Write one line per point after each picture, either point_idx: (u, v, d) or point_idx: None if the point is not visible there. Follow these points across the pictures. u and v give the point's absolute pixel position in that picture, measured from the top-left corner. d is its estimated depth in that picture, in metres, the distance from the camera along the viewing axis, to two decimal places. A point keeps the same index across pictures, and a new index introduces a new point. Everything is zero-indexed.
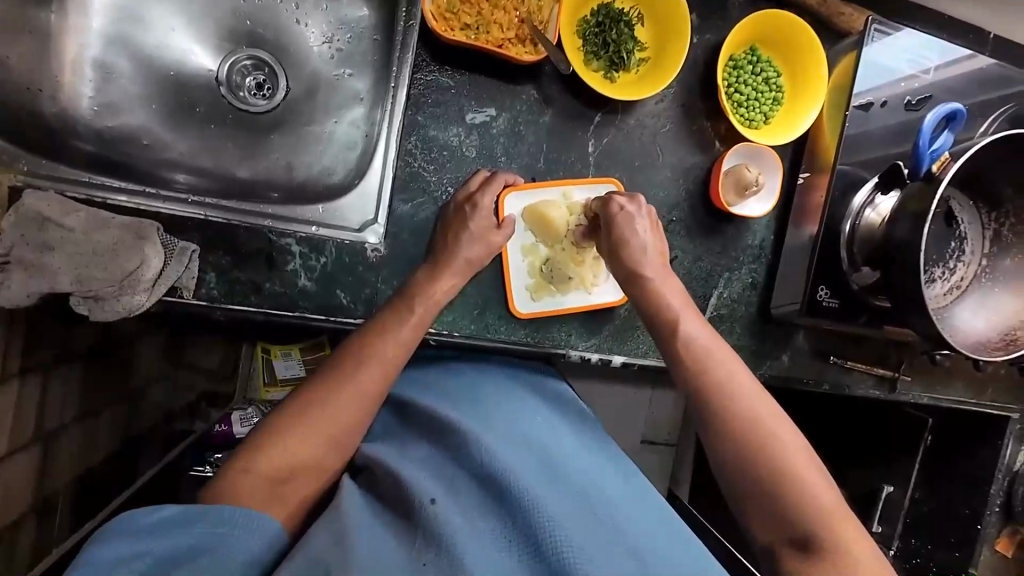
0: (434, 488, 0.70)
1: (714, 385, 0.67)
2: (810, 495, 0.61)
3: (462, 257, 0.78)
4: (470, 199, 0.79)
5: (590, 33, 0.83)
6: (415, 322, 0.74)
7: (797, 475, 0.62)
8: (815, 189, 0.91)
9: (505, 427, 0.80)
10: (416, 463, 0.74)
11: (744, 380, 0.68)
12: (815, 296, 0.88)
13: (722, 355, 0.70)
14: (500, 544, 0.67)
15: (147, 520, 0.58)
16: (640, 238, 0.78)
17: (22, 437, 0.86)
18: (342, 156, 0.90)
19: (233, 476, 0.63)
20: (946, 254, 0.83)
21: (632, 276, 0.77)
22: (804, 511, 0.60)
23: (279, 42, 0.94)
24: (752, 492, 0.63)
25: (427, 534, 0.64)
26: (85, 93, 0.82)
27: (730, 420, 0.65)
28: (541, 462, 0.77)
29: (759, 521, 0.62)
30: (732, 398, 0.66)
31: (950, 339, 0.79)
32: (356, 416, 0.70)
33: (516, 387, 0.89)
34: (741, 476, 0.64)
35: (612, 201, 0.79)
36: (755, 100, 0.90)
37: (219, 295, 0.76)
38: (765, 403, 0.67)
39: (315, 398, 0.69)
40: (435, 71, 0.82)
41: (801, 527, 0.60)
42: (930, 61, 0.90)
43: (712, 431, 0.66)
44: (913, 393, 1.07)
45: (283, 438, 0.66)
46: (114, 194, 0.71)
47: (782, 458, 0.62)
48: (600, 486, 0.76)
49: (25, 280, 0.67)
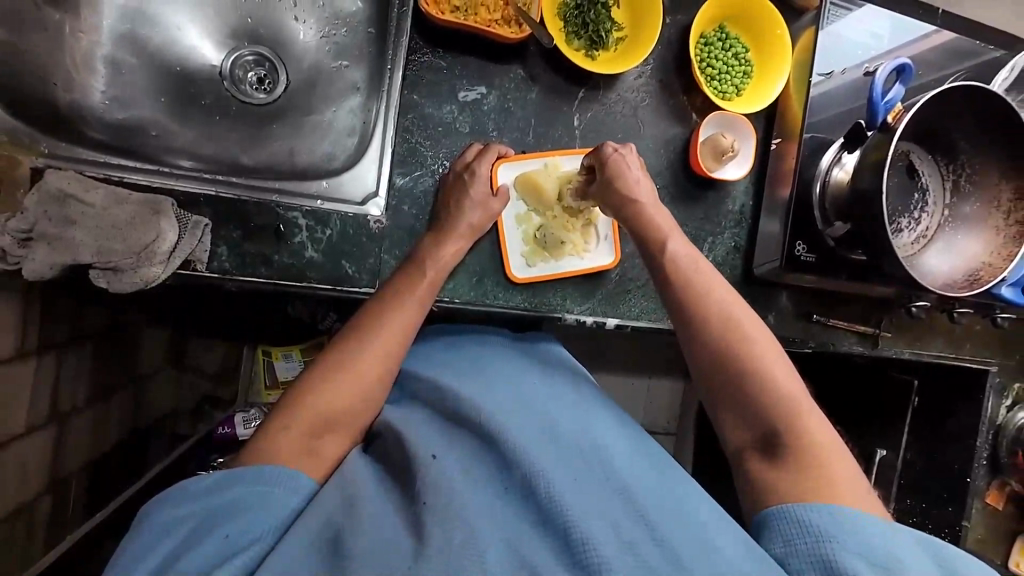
0: (435, 445, 0.72)
1: (708, 316, 0.74)
2: (789, 406, 0.67)
3: (463, 222, 0.83)
4: (468, 168, 0.85)
5: (570, 15, 0.90)
6: (427, 285, 0.79)
7: (779, 389, 0.69)
8: (785, 155, 0.97)
9: (506, 391, 0.82)
10: (421, 427, 0.76)
11: (736, 311, 0.74)
12: (793, 251, 0.94)
13: (714, 288, 0.76)
14: (499, 496, 0.66)
15: (195, 485, 0.61)
16: (634, 175, 0.84)
17: (39, 414, 0.89)
18: (342, 141, 0.95)
19: (270, 437, 0.65)
20: (910, 206, 0.90)
21: (625, 204, 0.83)
22: (780, 416, 0.67)
23: (279, 38, 1.00)
24: (737, 404, 0.70)
25: (425, 484, 0.65)
26: (97, 87, 0.87)
27: (724, 344, 0.72)
28: (545, 419, 0.77)
29: (734, 423, 0.70)
30: (732, 332, 0.72)
31: (920, 280, 0.84)
32: (379, 374, 0.73)
33: (516, 357, 0.91)
34: (728, 393, 0.71)
35: (604, 146, 0.86)
36: (726, 74, 0.97)
37: (230, 267, 0.80)
38: (755, 328, 0.73)
39: (341, 361, 0.72)
40: (428, 53, 0.88)
41: (774, 430, 0.67)
42: (885, 32, 0.98)
43: (705, 361, 0.73)
44: (897, 348, 1.12)
45: (314, 398, 0.69)
46: (130, 172, 0.76)
47: (767, 375, 0.69)
48: (598, 439, 0.75)
49: (48, 253, 0.71)
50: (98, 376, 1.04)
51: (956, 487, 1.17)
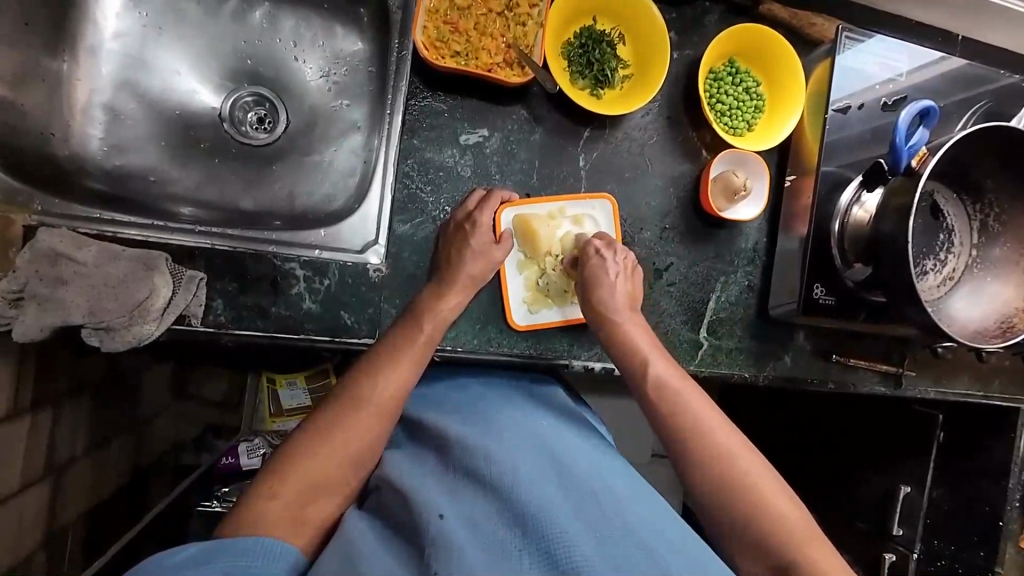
0: (441, 503, 0.67)
1: (695, 449, 0.72)
2: (785, 530, 0.66)
3: (465, 272, 0.80)
4: (470, 218, 0.82)
5: (574, 54, 0.88)
6: (425, 341, 0.76)
7: (776, 515, 0.67)
8: (801, 192, 0.93)
9: (512, 435, 0.79)
10: (422, 477, 0.72)
11: (724, 437, 0.73)
12: (811, 294, 0.90)
13: (701, 416, 0.74)
14: (506, 554, 0.62)
15: (171, 560, 0.56)
16: (611, 281, 0.83)
17: (32, 470, 0.87)
18: (342, 183, 0.93)
19: (257, 503, 0.63)
20: (935, 247, 0.85)
21: (603, 320, 0.82)
22: (785, 547, 0.65)
23: (278, 78, 0.98)
24: (743, 539, 0.68)
25: (432, 549, 0.60)
26: (95, 135, 0.85)
27: (722, 480, 0.70)
28: (552, 465, 0.74)
29: (744, 556, 0.68)
30: (720, 461, 0.71)
31: (947, 329, 0.81)
32: (375, 430, 0.71)
33: (520, 397, 0.88)
34: (726, 527, 0.69)
35: (589, 244, 0.86)
36: (736, 109, 0.93)
37: (226, 321, 0.78)
38: (744, 453, 0.72)
39: (335, 421, 0.69)
40: (429, 97, 0.85)
41: (785, 563, 0.65)
42: (902, 64, 0.94)
43: (697, 486, 0.71)
44: (920, 388, 1.05)
45: (307, 460, 0.66)
46: (125, 228, 0.74)
47: (761, 504, 0.68)
48: (608, 483, 0.73)
49: (39, 315, 0.69)
50: (97, 423, 1.03)
51: (986, 531, 1.11)
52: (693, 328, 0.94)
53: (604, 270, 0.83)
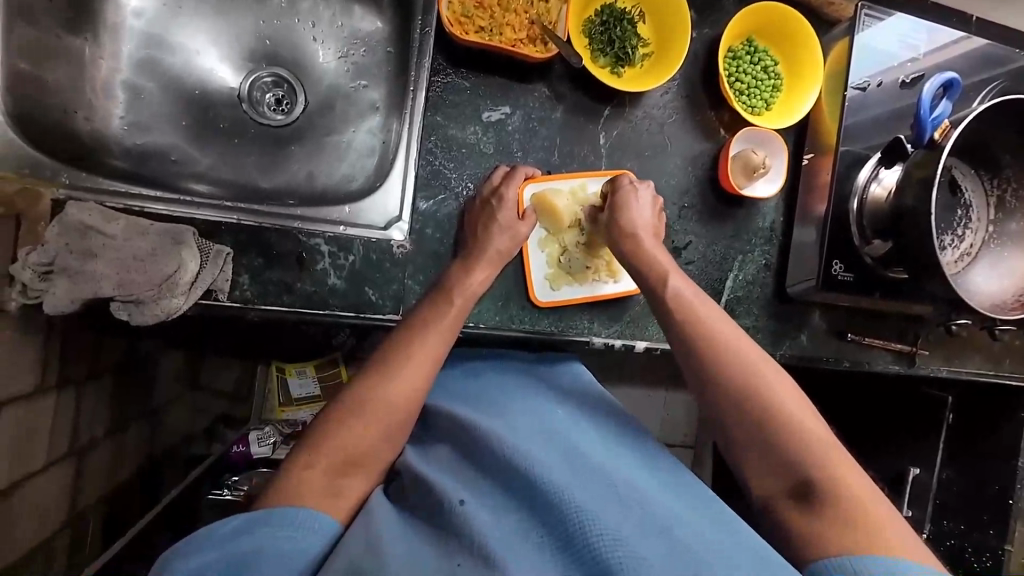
0: (460, 489, 0.68)
1: (721, 363, 0.71)
2: (808, 439, 0.65)
3: (491, 248, 0.80)
4: (495, 194, 0.83)
5: (596, 32, 0.88)
6: (455, 315, 0.76)
7: (797, 424, 0.66)
8: (819, 170, 0.94)
9: (526, 421, 0.79)
10: (443, 466, 0.73)
11: (752, 355, 0.72)
12: (829, 271, 0.90)
13: (728, 335, 0.73)
14: (530, 540, 0.63)
15: (219, 530, 0.58)
16: (642, 208, 0.84)
17: (57, 450, 0.87)
18: (362, 162, 0.93)
19: (293, 478, 0.63)
20: (953, 222, 0.86)
21: (630, 237, 0.82)
22: (806, 456, 0.64)
23: (297, 58, 0.98)
24: (761, 451, 0.67)
25: (454, 535, 0.62)
26: (117, 113, 0.86)
27: (748, 391, 0.69)
28: (569, 450, 0.74)
29: (760, 468, 0.67)
30: (745, 372, 0.70)
31: (967, 302, 0.81)
32: (406, 407, 0.71)
33: (533, 384, 0.88)
34: (748, 443, 0.68)
35: (622, 177, 0.86)
36: (755, 88, 0.94)
37: (252, 297, 0.78)
38: (770, 368, 0.71)
39: (365, 398, 0.69)
40: (451, 74, 0.86)
41: (805, 475, 0.64)
42: (920, 42, 0.94)
43: (718, 396, 0.71)
44: (933, 367, 1.06)
45: (338, 437, 0.66)
46: (151, 203, 0.74)
47: (786, 415, 0.67)
48: (628, 472, 0.72)
49: (69, 287, 0.69)
50: (117, 405, 1.03)
51: (997, 509, 1.12)
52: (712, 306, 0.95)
53: (633, 197, 0.84)
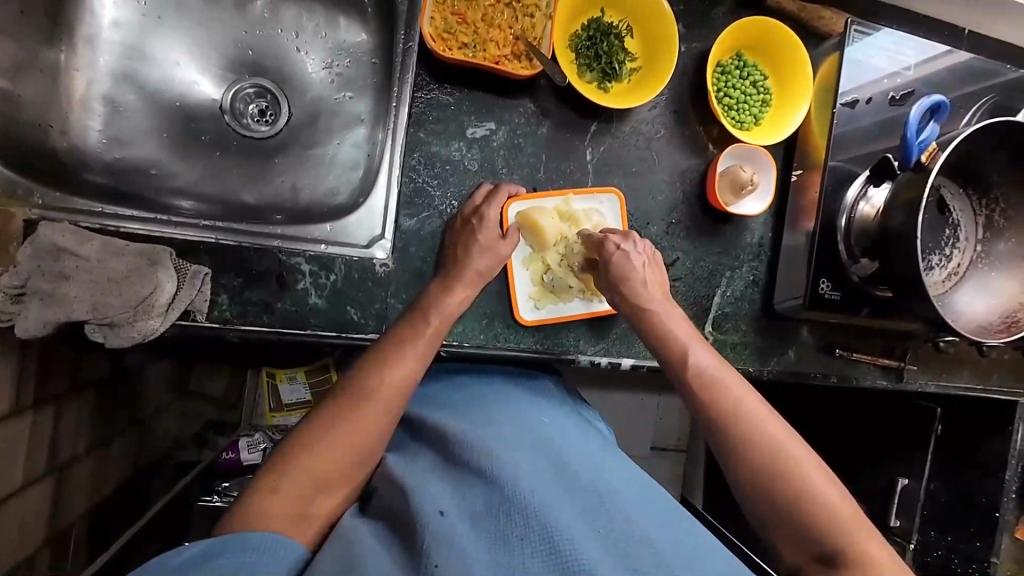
0: (442, 500, 0.66)
1: (734, 435, 0.70)
2: (833, 514, 0.64)
3: (472, 267, 0.79)
4: (477, 212, 0.82)
5: (582, 46, 0.87)
6: (432, 334, 0.75)
7: (815, 495, 0.65)
8: (808, 186, 0.93)
9: (511, 430, 0.78)
10: (425, 475, 0.71)
11: (768, 423, 0.70)
12: (817, 289, 0.90)
13: (748, 407, 0.71)
14: (510, 551, 0.61)
15: (175, 560, 0.55)
16: (642, 273, 0.81)
17: (36, 469, 0.86)
18: (346, 176, 0.92)
19: (259, 500, 0.61)
20: (941, 242, 0.86)
21: (635, 310, 0.80)
22: (832, 527, 0.64)
23: (280, 69, 0.96)
24: (779, 523, 0.66)
25: (430, 545, 0.59)
26: (94, 127, 0.84)
27: (756, 454, 0.68)
28: (552, 460, 0.74)
29: (783, 540, 0.67)
30: (760, 442, 0.69)
31: (953, 324, 0.81)
32: (381, 425, 0.69)
33: (519, 394, 0.88)
34: (774, 513, 0.66)
35: (606, 242, 0.82)
36: (744, 103, 0.93)
37: (231, 317, 0.77)
38: (793, 442, 0.69)
39: (338, 414, 0.68)
40: (435, 89, 0.84)
41: (827, 547, 0.64)
42: (908, 58, 0.93)
43: (741, 466, 0.69)
44: (922, 382, 1.06)
45: (309, 457, 0.64)
46: (127, 222, 0.73)
47: (811, 488, 0.65)
48: (604, 477, 0.73)
49: (41, 310, 0.68)
50: (99, 420, 1.02)
51: (985, 523, 1.12)
52: (699, 323, 0.94)
53: (628, 264, 0.81)
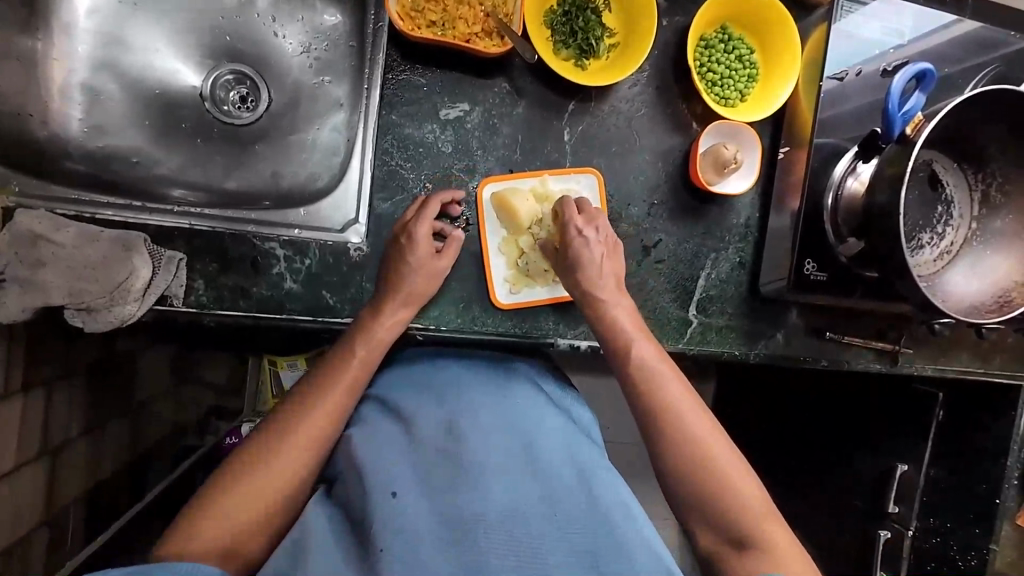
0: (397, 479, 0.69)
1: (673, 439, 0.72)
2: (748, 508, 0.70)
3: (405, 288, 0.77)
4: (405, 231, 0.78)
5: (557, 23, 0.85)
6: (359, 366, 0.75)
7: (743, 501, 0.70)
8: (795, 164, 0.90)
9: (474, 408, 0.80)
10: (386, 450, 0.73)
11: (698, 424, 0.73)
12: (801, 270, 0.87)
13: (676, 401, 0.74)
14: (451, 531, 0.65)
15: None
16: (598, 264, 0.79)
17: (28, 451, 0.89)
18: (326, 161, 0.91)
19: (178, 540, 0.62)
20: (932, 219, 0.83)
21: (589, 298, 0.78)
22: (744, 522, 0.69)
23: (258, 54, 0.96)
24: (705, 518, 0.71)
25: (380, 529, 0.64)
26: (75, 116, 0.85)
27: (686, 455, 0.71)
28: (511, 445, 0.76)
29: (703, 528, 0.71)
30: (697, 450, 0.71)
31: (941, 304, 0.78)
32: (305, 463, 0.69)
33: (489, 369, 0.87)
34: (700, 508, 0.71)
35: (568, 224, 0.80)
36: (728, 79, 0.90)
37: (208, 301, 0.78)
38: (721, 444, 0.73)
39: (260, 455, 0.67)
40: (407, 71, 0.83)
41: (741, 536, 0.69)
42: (904, 26, 0.89)
43: (671, 465, 0.72)
44: (917, 365, 1.03)
45: (228, 500, 0.64)
46: (103, 209, 0.75)
47: (730, 486, 0.70)
48: (557, 464, 0.75)
49: (20, 296, 0.70)
50: (92, 404, 1.05)
51: (983, 509, 1.10)
52: (682, 306, 0.93)
53: (585, 251, 0.79)
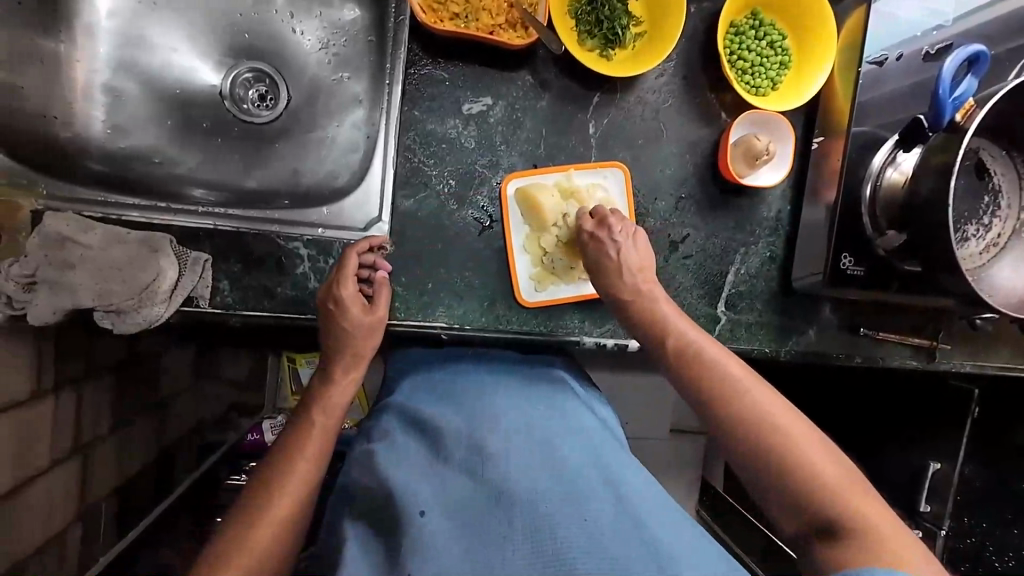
0: (425, 496, 0.67)
1: (725, 409, 0.67)
2: (823, 481, 0.62)
3: (351, 352, 0.76)
4: (332, 296, 0.74)
5: (582, 12, 0.82)
6: (320, 432, 0.74)
7: (815, 472, 0.63)
8: (830, 153, 0.86)
9: (498, 417, 0.77)
10: (414, 467, 0.72)
11: (752, 388, 0.68)
12: (837, 265, 0.84)
13: (724, 369, 0.69)
14: (486, 548, 0.62)
15: None
16: (619, 260, 0.76)
17: (61, 449, 0.90)
18: (346, 158, 0.90)
19: None
20: (979, 210, 0.79)
21: (617, 301, 0.77)
22: (821, 496, 0.62)
23: (277, 51, 0.95)
24: (778, 495, 0.64)
25: (411, 548, 0.61)
26: (97, 116, 0.85)
27: (740, 428, 0.66)
28: (539, 452, 0.72)
29: (782, 515, 0.65)
30: (754, 421, 0.66)
31: (988, 299, 0.75)
32: (282, 541, 0.67)
33: (509, 380, 0.85)
34: (769, 486, 0.64)
35: (579, 228, 0.80)
36: (760, 66, 0.86)
37: (234, 302, 0.78)
38: (780, 409, 0.66)
39: (231, 543, 0.64)
40: (429, 65, 0.82)
41: (823, 514, 0.61)
42: (947, 7, 0.85)
43: (728, 440, 0.67)
44: (956, 361, 0.99)
45: None
46: (127, 210, 0.75)
47: (798, 457, 0.63)
48: (587, 472, 0.71)
49: (50, 297, 0.70)
50: (120, 402, 1.06)
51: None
52: (711, 302, 0.90)
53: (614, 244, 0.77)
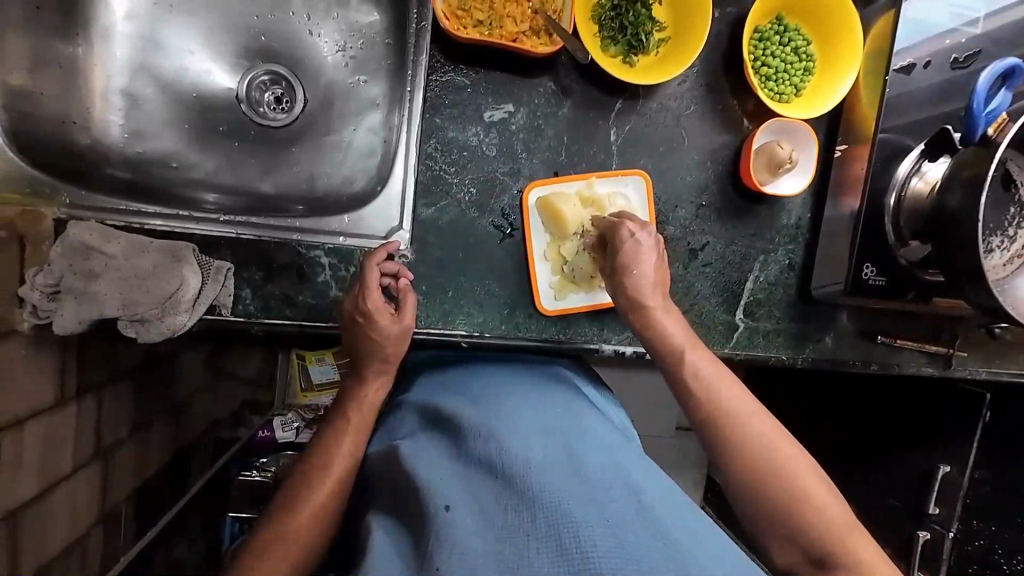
0: (448, 491, 0.66)
1: (733, 437, 0.68)
2: (824, 519, 0.64)
3: (378, 359, 0.76)
4: (360, 309, 0.74)
5: (606, 17, 0.81)
6: (354, 429, 0.76)
7: (817, 510, 0.64)
8: (853, 161, 0.86)
9: (518, 414, 0.76)
10: (437, 463, 0.70)
11: (758, 424, 0.68)
12: (860, 274, 0.83)
13: (734, 402, 0.69)
14: (511, 544, 0.60)
15: None
16: (641, 270, 0.75)
17: (83, 454, 0.91)
18: (363, 163, 0.89)
19: None
20: (1004, 221, 0.78)
21: (639, 304, 0.75)
22: (822, 534, 0.63)
23: (293, 54, 0.94)
24: (780, 529, 0.65)
25: (436, 544, 0.60)
26: (115, 121, 0.84)
27: (751, 462, 0.67)
28: (561, 449, 0.70)
29: (776, 548, 0.67)
30: (763, 455, 0.66)
31: (1012, 311, 0.75)
32: (318, 533, 0.70)
33: (527, 379, 0.85)
34: (772, 522, 0.65)
35: (623, 225, 0.76)
36: (784, 73, 0.85)
37: (255, 310, 0.78)
38: (789, 447, 0.67)
39: (271, 535, 0.68)
40: (450, 71, 0.81)
41: (821, 550, 0.63)
42: (975, 13, 0.84)
43: (735, 471, 0.67)
44: (972, 369, 0.99)
45: None
46: (150, 219, 0.75)
47: (805, 494, 0.65)
48: (610, 469, 0.68)
49: (76, 308, 0.71)
50: (138, 405, 1.07)
51: None
52: (729, 309, 0.90)
53: (637, 250, 0.75)
